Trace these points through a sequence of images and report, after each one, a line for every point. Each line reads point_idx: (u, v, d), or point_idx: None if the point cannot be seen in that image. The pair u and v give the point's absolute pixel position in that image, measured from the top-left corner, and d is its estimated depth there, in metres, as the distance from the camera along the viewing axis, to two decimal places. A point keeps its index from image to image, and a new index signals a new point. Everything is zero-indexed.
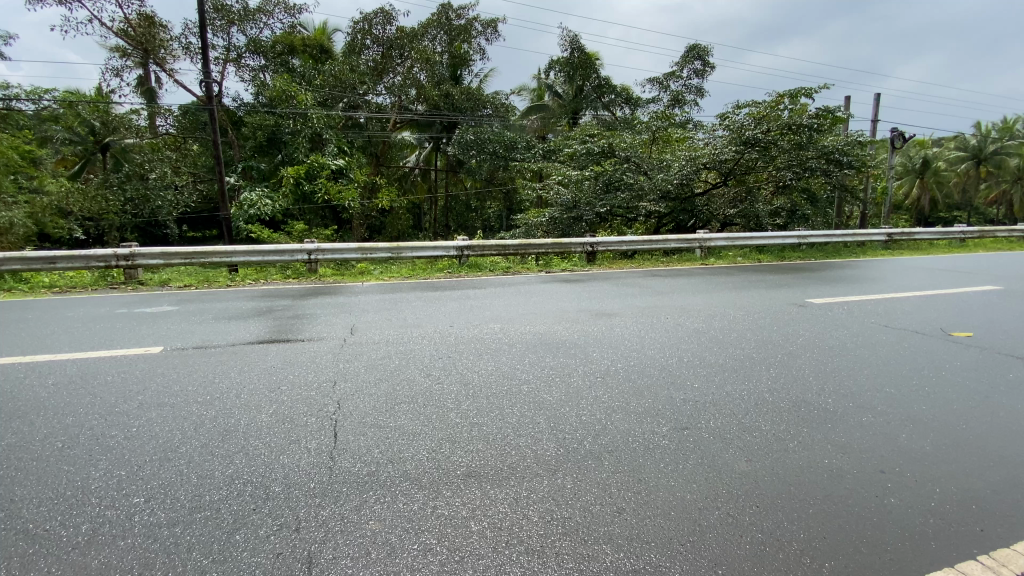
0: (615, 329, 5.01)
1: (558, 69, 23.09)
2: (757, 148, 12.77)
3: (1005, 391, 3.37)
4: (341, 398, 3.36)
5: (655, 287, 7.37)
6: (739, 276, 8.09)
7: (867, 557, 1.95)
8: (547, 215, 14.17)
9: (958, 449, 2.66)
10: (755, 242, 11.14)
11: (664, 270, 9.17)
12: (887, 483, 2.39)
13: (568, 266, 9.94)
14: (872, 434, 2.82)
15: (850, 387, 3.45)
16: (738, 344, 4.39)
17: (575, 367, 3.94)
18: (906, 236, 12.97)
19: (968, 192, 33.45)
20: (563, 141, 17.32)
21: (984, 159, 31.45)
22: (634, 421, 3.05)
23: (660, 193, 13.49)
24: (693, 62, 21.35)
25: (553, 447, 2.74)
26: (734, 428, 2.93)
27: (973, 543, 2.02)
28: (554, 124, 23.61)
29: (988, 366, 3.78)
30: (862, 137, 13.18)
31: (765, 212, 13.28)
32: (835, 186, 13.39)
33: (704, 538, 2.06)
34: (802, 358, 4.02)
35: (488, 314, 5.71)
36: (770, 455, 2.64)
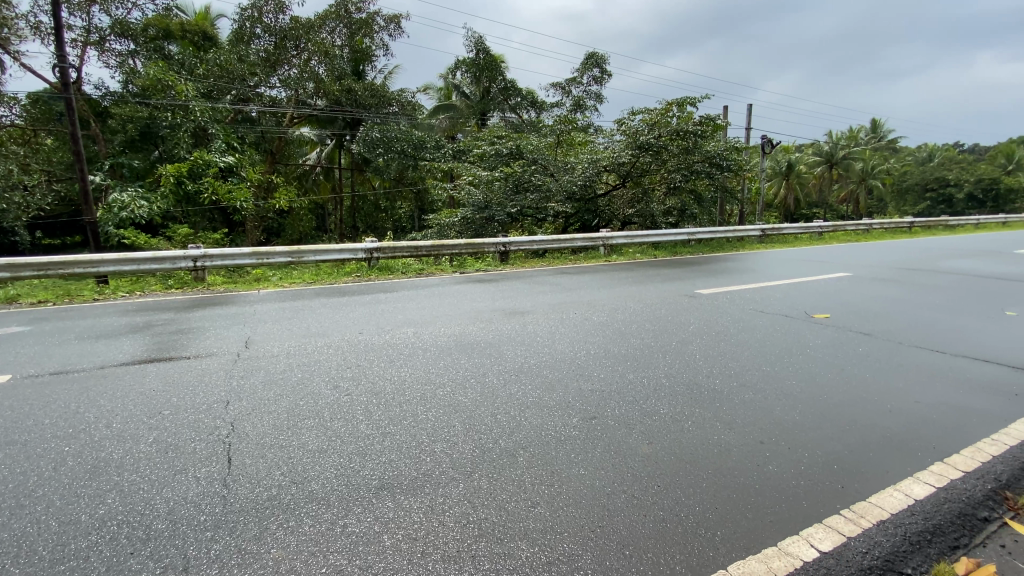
0: (527, 327, 5.13)
1: (464, 69, 23.17)
2: (650, 151, 13.79)
3: (855, 361, 3.89)
4: (236, 419, 3.09)
5: (564, 284, 7.63)
6: (639, 271, 8.63)
7: (751, 522, 2.14)
8: (458, 216, 14.22)
9: (821, 417, 3.01)
10: (650, 239, 12.00)
11: (572, 268, 9.58)
12: (766, 453, 2.64)
13: (483, 266, 9.95)
14: (752, 409, 3.14)
15: (733, 368, 3.82)
16: (639, 335, 4.69)
17: (490, 367, 3.97)
18: (775, 232, 14.67)
19: (824, 192, 38.65)
20: (472, 141, 17.43)
21: (835, 164, 36.58)
22: (546, 415, 3.13)
23: (567, 194, 14.08)
24: (592, 69, 22.36)
25: (469, 449, 2.74)
26: (636, 413, 3.12)
27: (837, 499, 2.27)
28: (462, 125, 23.66)
29: (843, 342, 4.35)
30: (739, 142, 14.63)
31: (659, 211, 14.28)
32: (718, 187, 14.75)
33: (612, 522, 2.16)
34: (693, 344, 4.39)
35: (400, 317, 5.59)
36: (668, 436, 2.84)
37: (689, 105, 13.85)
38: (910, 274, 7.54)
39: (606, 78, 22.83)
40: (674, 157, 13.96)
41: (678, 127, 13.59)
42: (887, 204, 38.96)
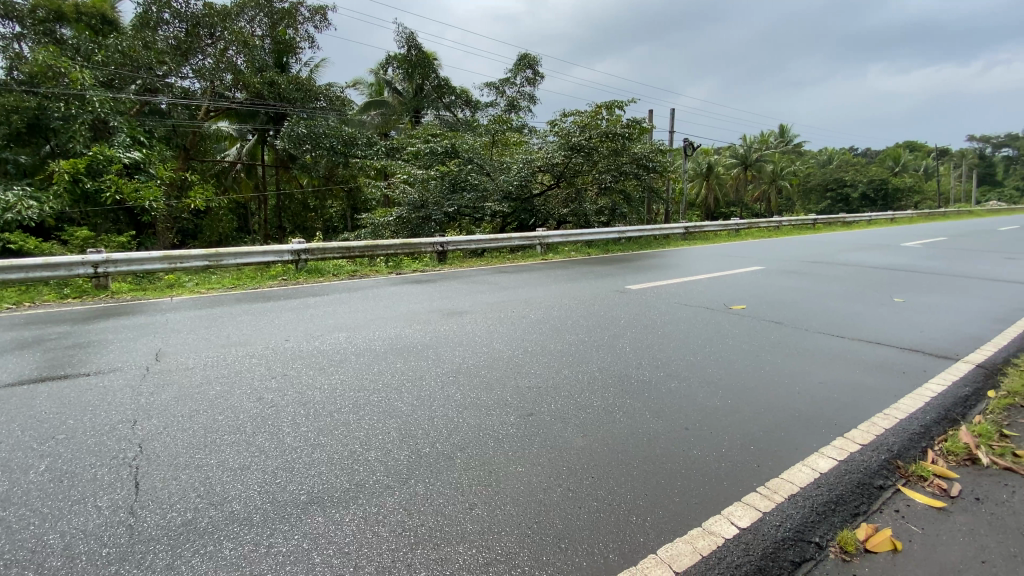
0: (465, 327, 5.11)
1: (395, 65, 22.66)
2: (582, 153, 14.18)
3: (768, 348, 4.20)
4: (145, 439, 2.83)
5: (502, 283, 7.66)
6: (574, 268, 8.85)
7: (678, 506, 2.23)
8: (393, 215, 13.88)
9: (740, 401, 3.21)
10: (584, 237, 12.31)
11: (509, 266, 9.65)
12: (690, 438, 2.78)
13: (419, 266, 9.77)
14: (678, 397, 3.30)
15: (661, 358, 4.02)
16: (574, 331, 4.81)
17: (426, 370, 3.90)
18: (698, 230, 15.58)
19: (740, 192, 41.58)
20: (406, 139, 17.06)
21: (749, 165, 39.43)
22: (484, 415, 3.12)
23: (503, 193, 14.28)
24: (525, 70, 22.61)
25: (405, 456, 2.68)
26: (571, 408, 3.20)
27: (755, 476, 2.41)
28: (395, 122, 23.23)
29: (758, 330, 4.68)
30: (663, 145, 15.39)
31: (591, 211, 14.69)
32: (645, 188, 15.44)
33: (549, 517, 2.19)
34: (624, 337, 4.57)
35: (331, 322, 5.37)
36: (600, 428, 2.93)
37: (617, 108, 14.36)
38: (813, 267, 8.27)
39: (539, 80, 23.17)
40: (604, 158, 14.43)
41: (608, 129, 14.02)
42: (795, 203, 42.48)
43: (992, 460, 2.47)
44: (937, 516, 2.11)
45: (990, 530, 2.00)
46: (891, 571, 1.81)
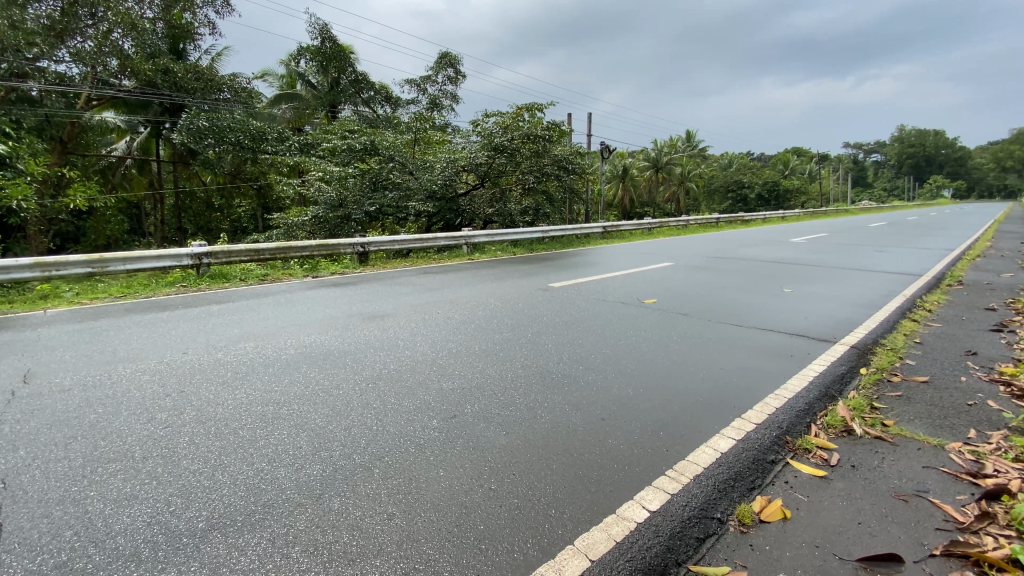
0: (386, 330, 4.96)
1: (308, 57, 21.53)
2: (505, 153, 14.35)
3: (678, 339, 4.48)
4: (7, 475, 2.46)
5: (426, 284, 7.53)
6: (498, 268, 8.91)
7: (594, 495, 2.30)
8: (309, 215, 13.17)
9: (652, 390, 3.39)
10: (509, 237, 12.41)
11: (434, 267, 9.51)
12: (607, 428, 2.89)
13: (338, 268, 9.35)
14: (596, 390, 3.42)
15: (581, 353, 4.15)
16: (498, 330, 4.83)
17: (344, 377, 3.74)
18: (616, 230, 16.31)
19: (653, 193, 44.14)
20: (321, 135, 16.26)
21: (660, 168, 41.95)
22: (405, 421, 3.04)
23: (427, 193, 13.90)
24: (446, 69, 22.43)
25: (319, 470, 2.55)
26: (494, 407, 3.20)
27: (664, 461, 2.54)
28: (309, 116, 22.25)
29: (669, 323, 4.99)
30: (582, 148, 15.98)
31: (516, 211, 14.82)
32: (566, 189, 15.92)
33: (470, 519, 2.18)
34: (546, 334, 4.67)
35: (238, 332, 4.98)
36: (522, 426, 2.96)
37: (538, 110, 14.67)
38: (716, 262, 8.97)
39: (460, 79, 23.09)
40: (526, 159, 14.69)
41: (529, 131, 14.30)
42: (701, 203, 45.83)
43: (863, 430, 2.80)
44: (819, 484, 2.35)
45: (862, 492, 2.26)
46: (779, 538, 1.99)
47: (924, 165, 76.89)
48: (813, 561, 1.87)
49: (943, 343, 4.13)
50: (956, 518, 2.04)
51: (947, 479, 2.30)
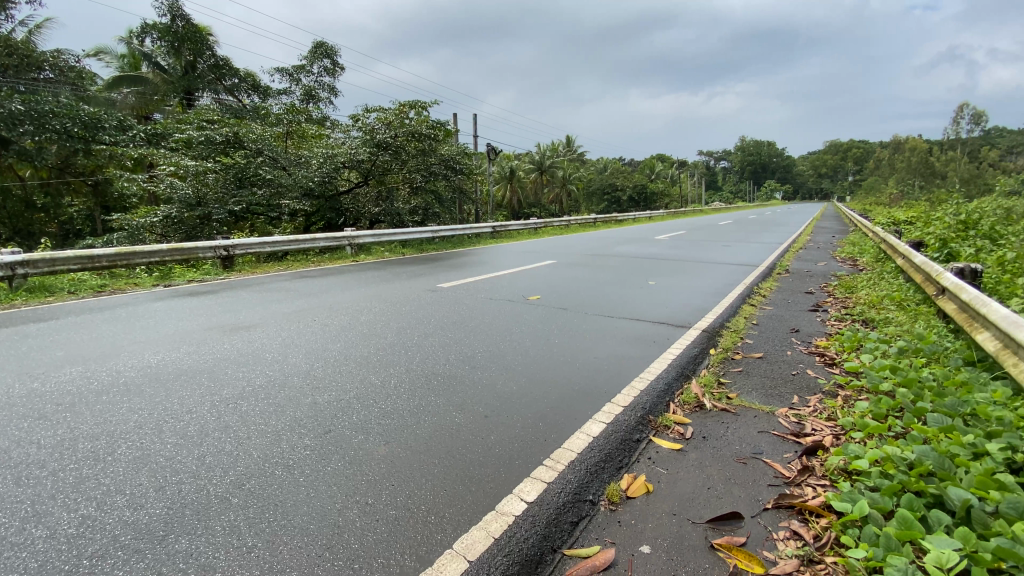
0: (254, 342, 4.51)
1: (156, 36, 18.92)
2: (388, 150, 13.97)
3: (559, 332, 4.66)
4: None
5: (302, 288, 7.00)
6: (384, 270, 8.60)
7: (475, 494, 2.27)
8: (159, 214, 11.56)
9: (534, 383, 3.46)
10: (397, 237, 11.99)
11: (312, 270, 8.89)
12: (489, 426, 2.87)
13: (198, 275, 8.32)
14: (480, 388, 3.41)
15: (467, 353, 4.12)
16: (381, 335, 4.63)
17: (201, 399, 3.31)
18: (504, 229, 16.61)
19: (539, 195, 45.90)
20: (175, 125, 14.36)
21: (545, 170, 43.68)
22: (272, 442, 2.77)
23: (303, 190, 12.91)
24: (322, 59, 21.13)
25: (165, 507, 2.22)
26: (374, 416, 3.03)
27: (543, 452, 2.60)
28: (158, 103, 19.61)
29: (551, 317, 5.17)
30: (468, 148, 16.12)
31: (404, 211, 14.35)
32: (454, 189, 15.90)
33: (342, 538, 2.01)
34: (432, 336, 4.56)
35: (62, 354, 4.18)
36: (403, 432, 2.83)
37: (422, 108, 14.44)
38: (594, 259, 9.55)
39: (338, 72, 21.91)
40: (412, 157, 14.42)
41: (413, 128, 14.08)
42: (583, 204, 48.70)
43: (712, 403, 3.15)
44: (677, 457, 2.58)
45: (711, 460, 2.52)
46: (644, 512, 2.14)
47: (763, 171, 89.53)
48: (672, 528, 2.03)
49: (774, 323, 4.81)
50: (783, 474, 2.36)
51: (776, 440, 2.67)
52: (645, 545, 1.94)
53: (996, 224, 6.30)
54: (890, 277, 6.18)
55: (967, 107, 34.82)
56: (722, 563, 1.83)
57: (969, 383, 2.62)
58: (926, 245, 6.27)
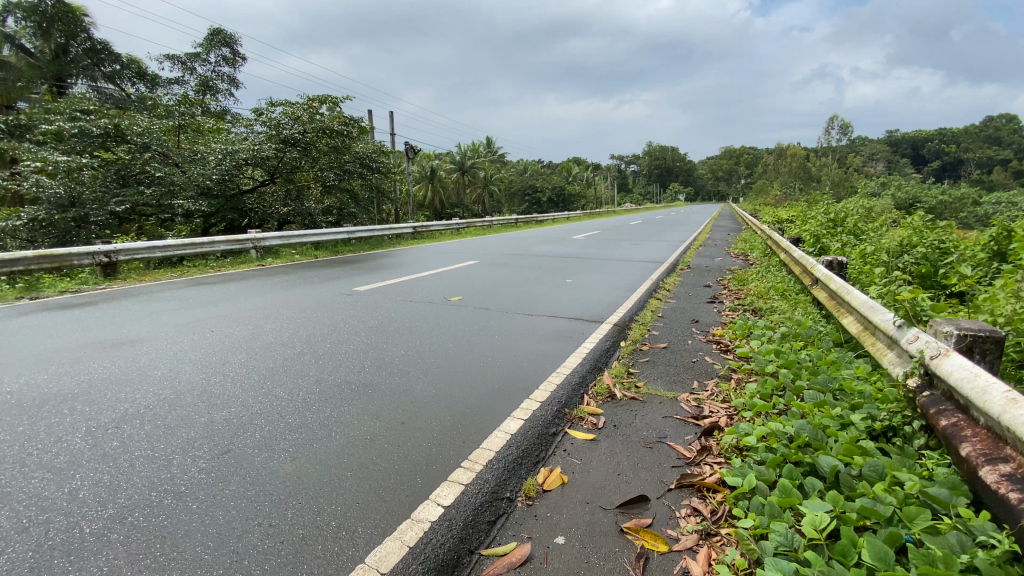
0: (141, 357, 4.06)
1: (16, 13, 16.51)
2: (297, 147, 13.24)
3: (478, 332, 4.66)
4: None
5: (201, 296, 6.42)
6: (294, 273, 8.14)
7: (390, 503, 2.19)
8: (21, 217, 10.05)
9: (452, 385, 3.43)
10: (309, 238, 11.37)
11: (212, 275, 8.18)
12: (405, 432, 2.80)
13: (73, 285, 7.34)
14: (396, 394, 3.31)
15: (384, 358, 3.99)
16: (290, 344, 4.35)
17: (73, 426, 2.91)
18: (425, 230, 16.35)
19: (461, 195, 45.80)
20: (40, 115, 12.57)
21: (466, 170, 43.68)
22: (162, 467, 2.50)
23: (198, 189, 11.87)
24: (220, 48, 19.53)
25: (25, 552, 1.92)
26: (279, 431, 2.84)
27: (460, 454, 2.58)
28: (19, 90, 17.11)
29: (470, 318, 5.16)
30: (385, 146, 15.82)
31: (316, 210, 13.90)
32: (371, 187, 15.48)
33: (243, 566, 1.86)
34: (345, 343, 4.37)
35: None
36: (313, 446, 2.68)
37: (333, 103, 13.85)
38: (514, 258, 9.71)
39: (239, 62, 20.37)
40: (324, 154, 13.85)
41: (324, 124, 13.54)
42: (504, 204, 49.24)
43: (622, 393, 3.31)
44: (589, 447, 2.68)
45: (621, 448, 2.64)
46: (559, 505, 2.19)
47: (670, 173, 95.85)
48: (585, 517, 2.10)
49: (678, 315, 5.15)
50: (685, 455, 2.53)
51: (679, 424, 2.86)
52: (560, 536, 1.99)
53: (856, 222, 7.23)
54: (774, 270, 6.87)
55: (836, 119, 39.63)
56: (631, 545, 1.92)
57: (837, 362, 2.97)
58: (803, 241, 7.05)
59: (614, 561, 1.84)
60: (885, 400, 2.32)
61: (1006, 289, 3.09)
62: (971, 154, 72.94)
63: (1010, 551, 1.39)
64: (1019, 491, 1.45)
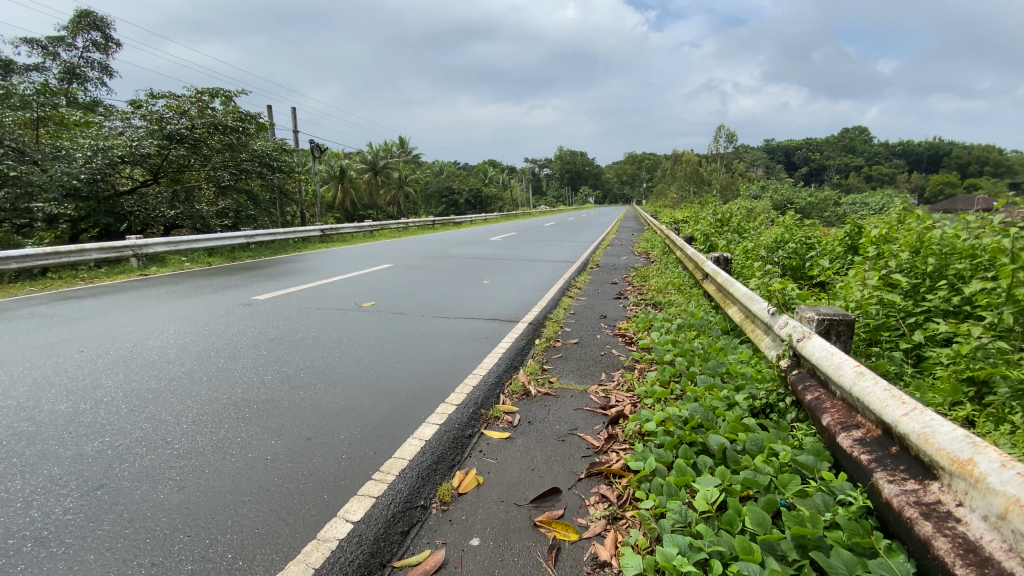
0: None
1: None
2: (184, 144, 12.09)
3: (391, 338, 4.54)
4: None
5: (66, 312, 5.61)
6: (184, 283, 7.39)
7: (292, 525, 2.06)
8: None
9: (362, 395, 3.30)
10: (201, 243, 10.42)
11: (82, 288, 7.20)
12: (310, 448, 2.65)
13: None
14: (300, 408, 3.12)
15: (287, 371, 3.74)
16: (178, 361, 3.94)
17: None
18: (334, 232, 15.63)
19: (374, 196, 44.36)
20: None
21: (378, 171, 42.46)
22: (19, 510, 2.15)
23: (63, 190, 10.20)
24: (88, 31, 17.25)
25: None
26: (165, 459, 2.56)
27: (370, 466, 2.49)
28: None
29: (381, 323, 5.00)
30: (287, 145, 15.02)
31: (209, 213, 12.64)
32: (272, 188, 14.61)
33: None
34: (243, 357, 4.04)
35: None
36: (204, 472, 2.44)
37: (225, 98, 12.87)
38: (428, 261, 9.58)
39: (112, 48, 18.13)
40: (216, 152, 12.80)
41: (215, 120, 12.56)
42: (420, 205, 48.43)
43: (536, 390, 3.38)
44: (505, 445, 2.70)
45: (535, 443, 2.69)
46: (475, 506, 2.19)
47: (581, 176, 99.88)
48: (500, 515, 2.11)
49: (587, 312, 5.37)
50: (594, 444, 2.64)
51: (589, 416, 2.98)
52: (475, 538, 1.98)
53: (739, 221, 8.01)
54: (672, 266, 7.40)
55: (722, 129, 43.61)
56: (544, 538, 1.96)
57: (724, 348, 3.26)
58: (695, 239, 7.68)
59: (527, 556, 1.86)
60: (762, 379, 2.59)
61: (857, 277, 3.57)
62: (832, 161, 83.78)
63: (864, 506, 1.60)
64: (868, 453, 1.67)
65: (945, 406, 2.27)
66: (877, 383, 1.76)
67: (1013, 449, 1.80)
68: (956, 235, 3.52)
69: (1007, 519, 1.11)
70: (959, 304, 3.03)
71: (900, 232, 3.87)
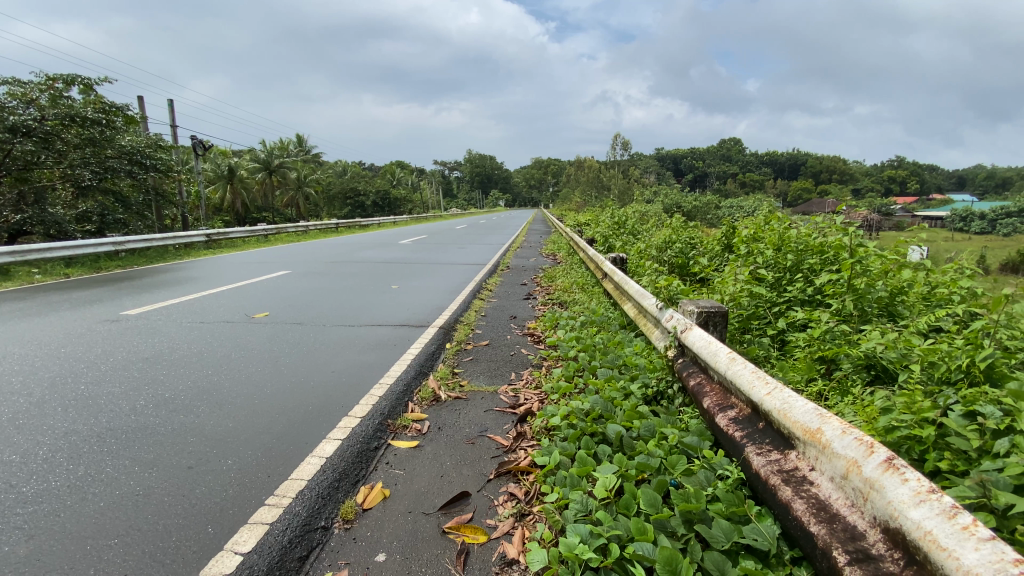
0: None
1: None
2: (33, 138, 10.56)
3: (290, 350, 4.25)
4: None
5: None
6: (32, 298, 6.34)
7: (171, 565, 1.85)
8: None
9: (254, 415, 3.05)
10: (57, 253, 9.01)
11: None
12: (193, 478, 2.40)
13: None
14: (181, 434, 2.81)
15: (167, 393, 3.36)
16: (25, 390, 3.37)
17: None
18: (221, 236, 14.22)
19: (269, 198, 41.25)
20: None
21: (273, 170, 39.60)
22: None
23: None
24: None
25: None
26: (5, 506, 2.17)
27: (262, 492, 2.31)
28: None
29: (277, 335, 4.66)
30: (162, 141, 13.27)
31: (66, 217, 10.92)
32: (146, 189, 12.87)
33: None
34: (111, 381, 3.55)
35: None
36: (58, 517, 2.10)
37: (83, 87, 11.24)
38: (331, 266, 9.08)
39: None
40: (75, 147, 11.26)
41: (72, 110, 11.00)
42: (323, 207, 45.88)
43: (446, 394, 3.36)
44: (413, 454, 2.65)
45: (444, 448, 2.67)
46: (381, 520, 2.12)
47: (491, 179, 100.76)
48: (407, 527, 2.06)
49: (497, 314, 5.43)
50: (503, 443, 2.68)
51: (498, 416, 3.01)
52: (381, 553, 1.91)
53: (634, 224, 8.54)
54: (576, 267, 7.75)
55: (619, 136, 46.40)
56: (453, 544, 1.95)
57: (622, 342, 3.48)
58: (595, 241, 8.09)
59: (435, 564, 1.84)
60: (653, 368, 2.80)
61: (733, 273, 3.98)
62: (714, 169, 92.56)
63: (738, 478, 1.78)
64: (740, 430, 1.85)
65: (802, 383, 2.60)
66: (746, 366, 1.97)
67: (854, 415, 2.11)
68: (809, 234, 4.06)
69: (849, 478, 1.29)
70: (812, 294, 3.48)
71: (765, 232, 4.38)
